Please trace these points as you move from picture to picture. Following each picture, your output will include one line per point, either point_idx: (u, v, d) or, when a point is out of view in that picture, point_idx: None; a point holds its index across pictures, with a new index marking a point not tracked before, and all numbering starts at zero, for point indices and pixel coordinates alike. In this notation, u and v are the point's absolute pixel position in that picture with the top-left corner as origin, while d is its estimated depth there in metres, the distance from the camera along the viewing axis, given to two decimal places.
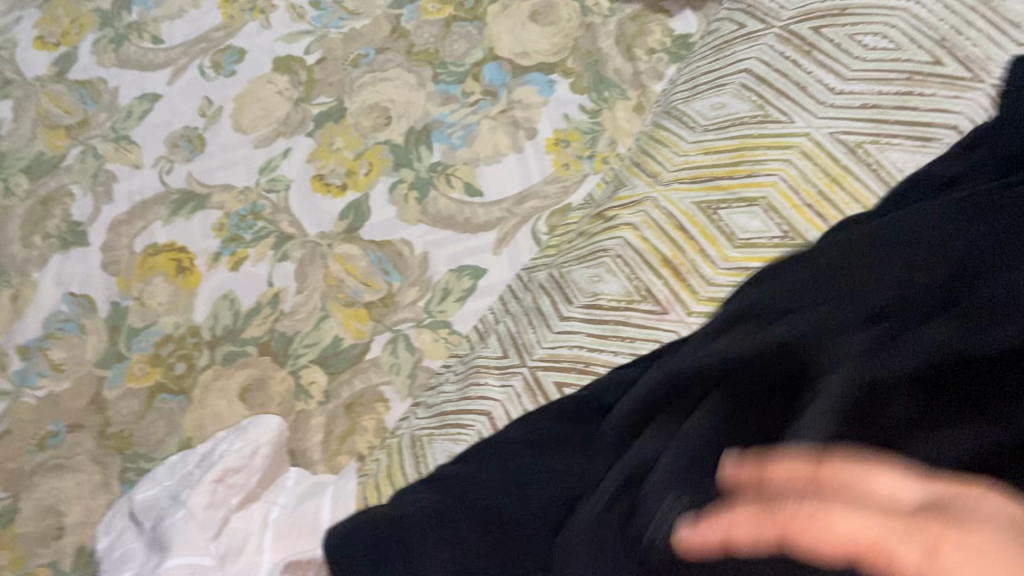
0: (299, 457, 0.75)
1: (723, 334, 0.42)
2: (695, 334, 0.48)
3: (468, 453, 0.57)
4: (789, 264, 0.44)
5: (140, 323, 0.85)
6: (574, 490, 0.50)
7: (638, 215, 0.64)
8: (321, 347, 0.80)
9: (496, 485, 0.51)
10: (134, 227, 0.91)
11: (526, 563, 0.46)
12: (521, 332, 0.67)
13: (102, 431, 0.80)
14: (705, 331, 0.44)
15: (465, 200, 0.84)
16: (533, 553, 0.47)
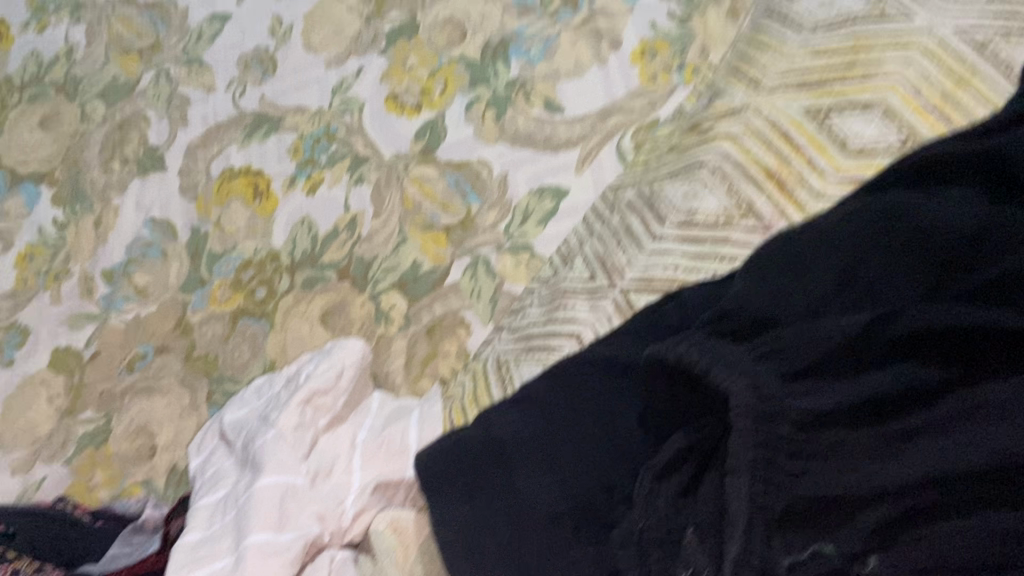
0: (382, 380, 0.75)
1: (772, 296, 0.47)
2: (756, 284, 0.49)
3: (552, 369, 0.55)
4: (845, 235, 0.47)
5: (220, 248, 0.85)
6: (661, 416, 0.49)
7: (738, 124, 0.60)
8: (401, 271, 0.78)
9: (584, 411, 0.51)
10: (210, 150, 0.90)
11: (606, 501, 0.47)
12: (610, 253, 0.64)
13: (188, 353, 0.81)
14: (756, 288, 0.48)
15: (545, 118, 0.80)
16: (615, 489, 0.48)
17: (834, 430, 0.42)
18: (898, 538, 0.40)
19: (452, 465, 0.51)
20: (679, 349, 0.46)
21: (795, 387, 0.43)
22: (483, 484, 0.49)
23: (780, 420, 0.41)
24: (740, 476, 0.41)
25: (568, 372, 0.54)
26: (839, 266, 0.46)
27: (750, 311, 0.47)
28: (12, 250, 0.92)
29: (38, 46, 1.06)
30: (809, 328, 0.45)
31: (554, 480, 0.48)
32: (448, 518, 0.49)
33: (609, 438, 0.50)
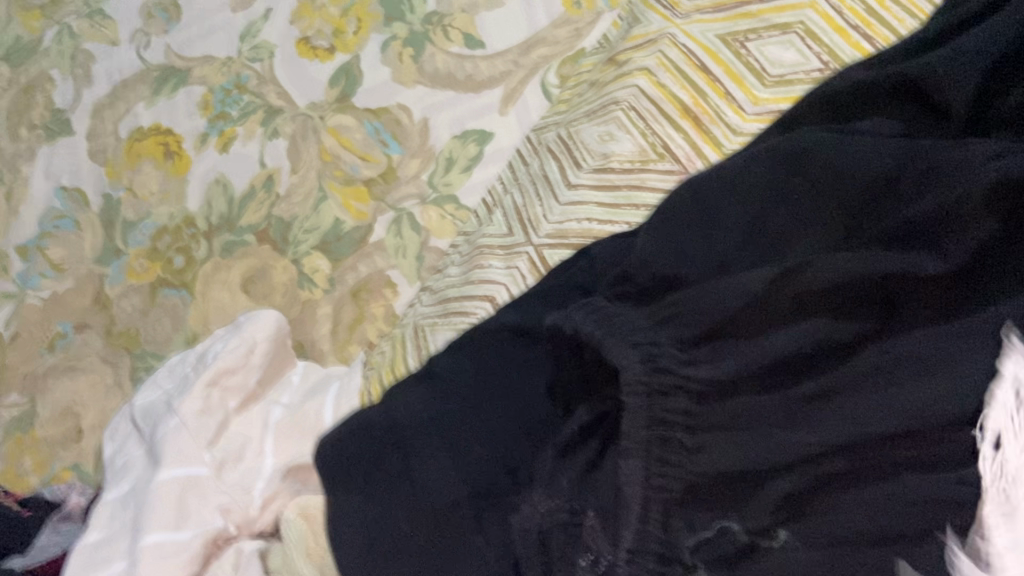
0: (308, 348, 0.71)
1: (672, 247, 0.42)
2: (657, 234, 0.43)
3: (459, 342, 0.51)
4: (753, 174, 0.42)
5: (134, 215, 0.80)
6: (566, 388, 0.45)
7: (652, 56, 0.55)
8: (322, 231, 0.74)
9: (486, 385, 0.47)
10: (118, 109, 0.84)
11: (505, 481, 0.44)
12: (527, 205, 0.60)
13: (108, 329, 0.77)
14: (657, 239, 0.43)
15: (465, 54, 0.74)
16: (517, 467, 0.44)
17: (739, 398, 0.37)
18: (808, 509, 0.36)
19: (353, 451, 0.48)
20: (576, 320, 0.41)
21: (695, 355, 0.39)
22: (381, 470, 0.46)
23: (675, 394, 0.38)
24: (632, 459, 0.37)
25: (476, 340, 0.49)
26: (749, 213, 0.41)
27: (651, 269, 0.42)
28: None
29: None
30: (713, 285, 0.40)
31: (452, 463, 0.45)
32: (345, 510, 0.45)
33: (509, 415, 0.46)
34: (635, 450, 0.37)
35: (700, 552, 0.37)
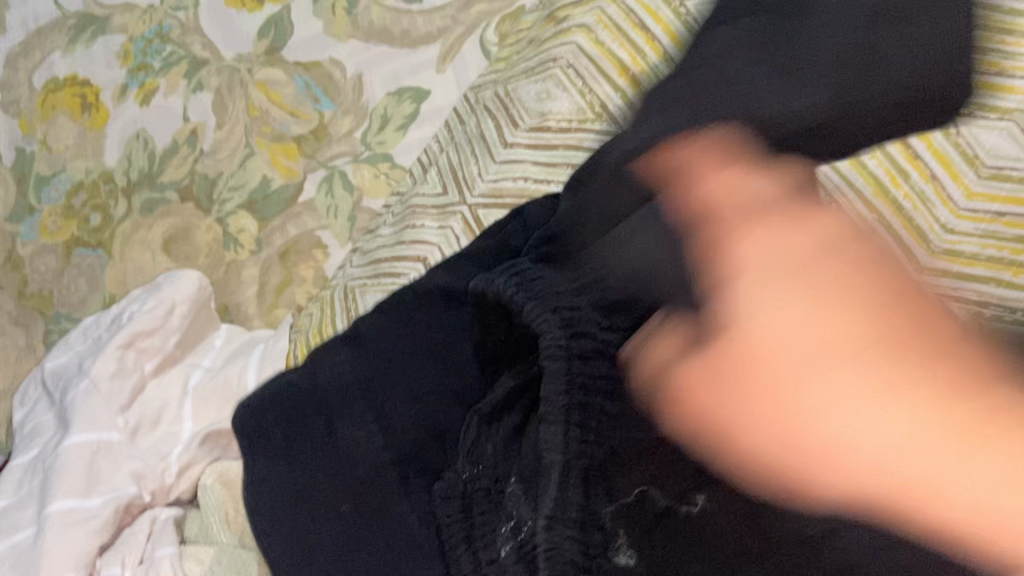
0: (234, 311, 0.68)
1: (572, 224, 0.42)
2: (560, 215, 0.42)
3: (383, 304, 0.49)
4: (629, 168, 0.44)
5: (47, 169, 0.75)
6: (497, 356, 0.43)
7: (593, 11, 0.54)
8: (249, 190, 0.70)
9: (412, 349, 0.45)
10: (30, 58, 0.79)
11: (427, 450, 0.43)
12: (462, 164, 0.58)
13: (20, 290, 0.73)
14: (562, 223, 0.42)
15: (402, 8, 0.70)
16: (443, 437, 0.43)
17: (663, 352, 0.32)
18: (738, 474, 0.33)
19: (272, 416, 0.46)
20: (499, 285, 0.38)
21: (617, 322, 0.35)
22: (304, 435, 0.45)
23: (598, 359, 0.34)
24: (551, 425, 0.32)
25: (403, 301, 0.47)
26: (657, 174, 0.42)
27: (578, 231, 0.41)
28: None
29: None
30: (653, 234, 0.37)
31: (372, 426, 0.44)
32: (271, 480, 0.44)
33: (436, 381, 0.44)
34: (555, 418, 0.32)
35: (622, 521, 0.33)
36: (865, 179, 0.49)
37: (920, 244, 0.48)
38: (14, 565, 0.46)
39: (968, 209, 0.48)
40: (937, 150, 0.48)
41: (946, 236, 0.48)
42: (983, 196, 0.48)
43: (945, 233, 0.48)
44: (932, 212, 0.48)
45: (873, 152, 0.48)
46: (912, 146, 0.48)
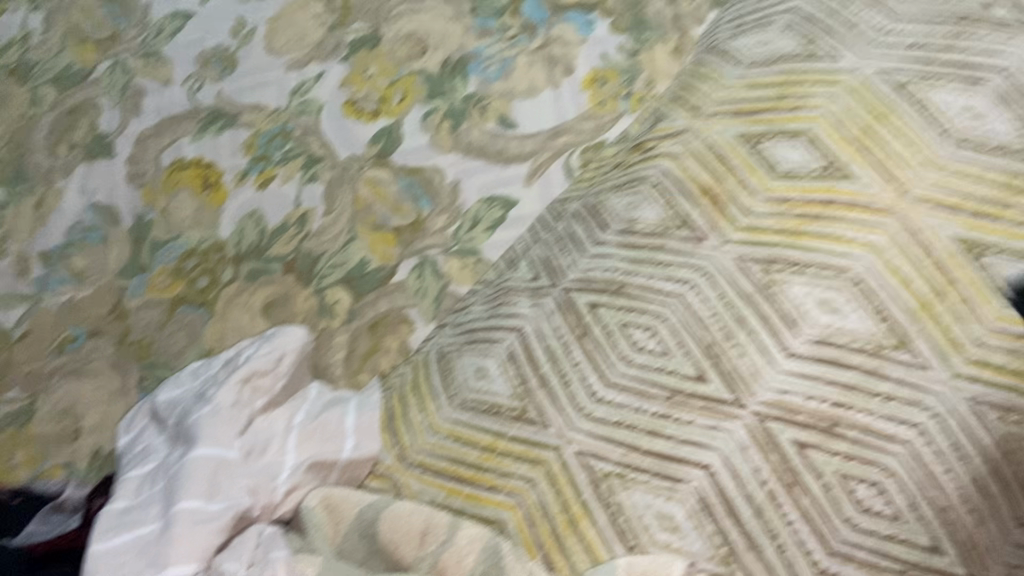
0: (322, 373, 0.75)
1: (882, 443, 0.49)
2: (846, 426, 0.50)
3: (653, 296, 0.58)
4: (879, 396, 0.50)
5: (164, 236, 0.85)
6: (877, 418, 0.50)
7: (678, 145, 0.64)
8: (347, 268, 0.79)
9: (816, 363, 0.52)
10: (162, 140, 0.90)
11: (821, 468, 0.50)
12: (553, 256, 0.66)
13: (122, 338, 0.80)
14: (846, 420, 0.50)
15: (499, 132, 0.83)
16: (848, 493, 0.49)
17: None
18: None
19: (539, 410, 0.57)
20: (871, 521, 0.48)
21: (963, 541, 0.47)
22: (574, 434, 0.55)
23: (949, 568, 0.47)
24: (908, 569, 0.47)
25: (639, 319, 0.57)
26: (876, 285, 0.53)
27: (877, 443, 0.49)
28: (32, 248, 0.87)
29: None
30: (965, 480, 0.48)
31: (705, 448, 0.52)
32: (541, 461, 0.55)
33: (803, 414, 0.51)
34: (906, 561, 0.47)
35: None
36: (909, 298, 0.52)
37: (953, 352, 0.50)
38: (142, 552, 0.51)
39: (996, 329, 0.50)
40: (969, 277, 0.52)
41: (976, 349, 0.50)
42: (1009, 319, 0.50)
43: (975, 347, 0.50)
44: (967, 328, 0.51)
45: (917, 273, 0.52)
46: (947, 271, 0.52)
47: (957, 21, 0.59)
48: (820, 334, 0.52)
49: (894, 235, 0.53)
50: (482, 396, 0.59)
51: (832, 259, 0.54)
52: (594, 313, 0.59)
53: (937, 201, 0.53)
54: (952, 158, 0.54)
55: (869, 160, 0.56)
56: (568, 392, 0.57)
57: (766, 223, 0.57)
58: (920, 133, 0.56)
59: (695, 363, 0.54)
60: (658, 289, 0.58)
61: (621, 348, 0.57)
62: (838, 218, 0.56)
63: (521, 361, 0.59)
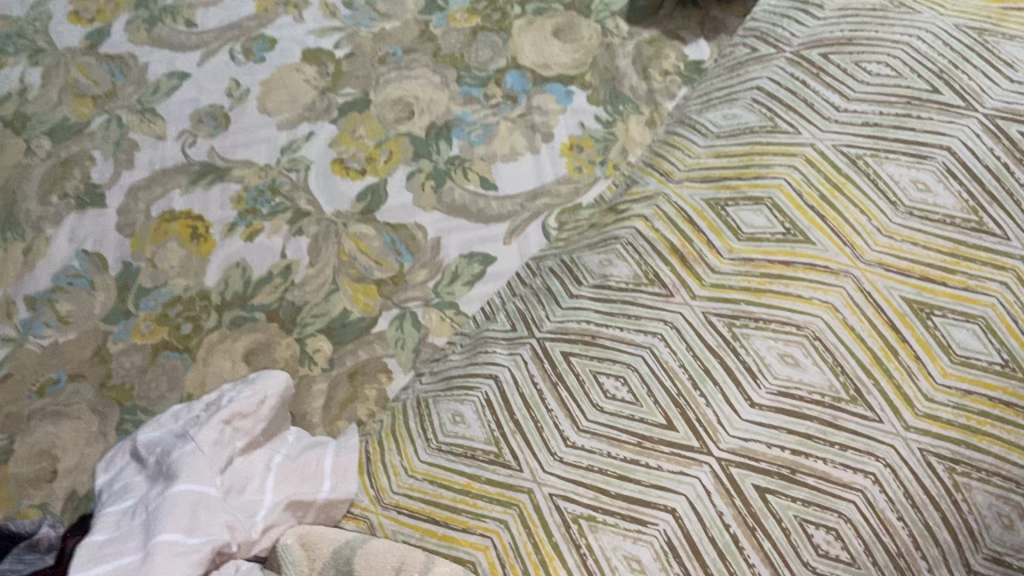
0: (300, 420, 0.76)
1: (843, 491, 0.52)
2: (811, 472, 0.53)
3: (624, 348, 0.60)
4: (840, 447, 0.53)
5: (150, 283, 0.87)
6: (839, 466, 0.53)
7: (650, 208, 0.67)
8: (329, 318, 0.82)
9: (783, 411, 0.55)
10: (153, 192, 0.93)
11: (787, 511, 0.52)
12: (530, 309, 0.68)
13: (103, 382, 0.81)
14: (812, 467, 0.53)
15: (480, 193, 0.87)
16: (808, 535, 0.52)
17: None
18: None
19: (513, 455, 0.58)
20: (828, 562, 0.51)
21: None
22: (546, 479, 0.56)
23: None
24: None
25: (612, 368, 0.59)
26: (838, 342, 0.56)
27: (839, 490, 0.52)
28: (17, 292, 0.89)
29: None
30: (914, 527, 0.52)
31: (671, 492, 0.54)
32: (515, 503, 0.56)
33: (765, 461, 0.53)
34: None
35: None
36: (864, 354, 0.56)
37: (905, 407, 0.54)
38: None
39: (944, 385, 0.55)
40: (919, 336, 0.56)
41: (926, 405, 0.54)
42: (957, 376, 0.55)
43: (926, 402, 0.54)
44: (915, 383, 0.55)
45: (870, 331, 0.56)
46: (899, 330, 0.56)
47: (907, 102, 0.64)
48: (781, 386, 0.55)
49: (848, 294, 0.58)
50: (458, 440, 0.60)
51: (793, 316, 0.58)
52: (568, 362, 0.60)
53: (889, 266, 0.58)
54: (902, 227, 0.59)
55: (827, 227, 0.60)
56: (542, 437, 0.58)
57: (730, 280, 0.60)
58: (872, 202, 0.60)
59: (663, 412, 0.56)
60: (629, 341, 0.60)
61: (592, 397, 0.58)
62: (795, 276, 0.59)
63: (497, 407, 0.61)
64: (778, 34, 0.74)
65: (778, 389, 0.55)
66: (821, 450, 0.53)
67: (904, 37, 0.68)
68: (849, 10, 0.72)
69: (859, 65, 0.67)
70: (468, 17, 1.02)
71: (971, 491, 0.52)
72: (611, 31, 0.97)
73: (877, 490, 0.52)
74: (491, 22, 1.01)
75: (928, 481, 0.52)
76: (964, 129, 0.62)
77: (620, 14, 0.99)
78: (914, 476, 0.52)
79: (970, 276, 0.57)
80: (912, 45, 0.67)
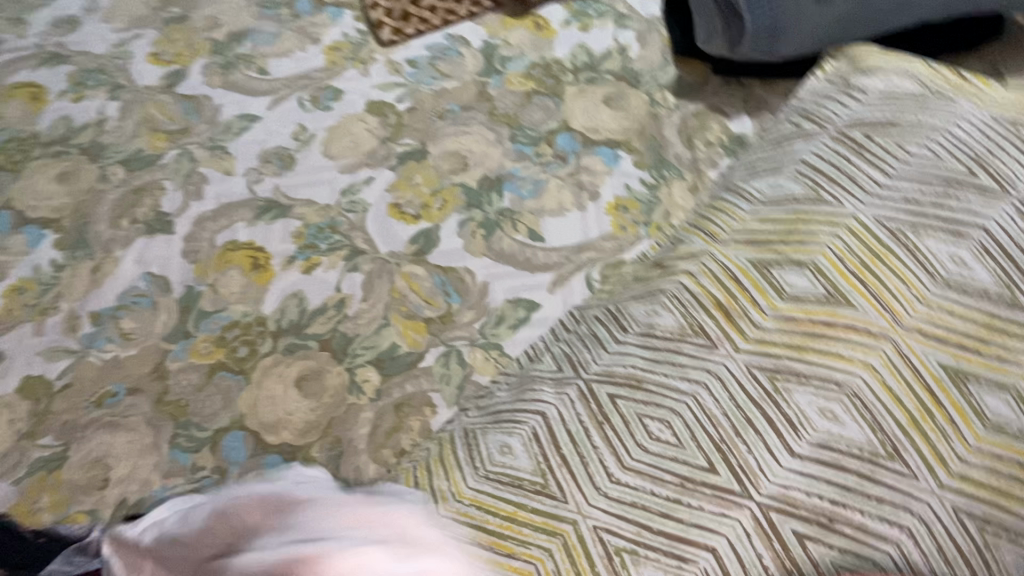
0: (345, 446, 0.80)
1: (879, 542, 0.55)
2: (847, 522, 0.55)
3: (670, 393, 0.63)
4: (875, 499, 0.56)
5: (210, 307, 0.91)
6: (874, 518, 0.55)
7: (696, 265, 0.72)
8: (378, 350, 0.86)
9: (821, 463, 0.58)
10: (218, 223, 0.99)
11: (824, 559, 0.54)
12: (577, 353, 0.72)
13: (160, 397, 0.85)
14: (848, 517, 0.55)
15: (528, 243, 0.92)
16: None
17: None
18: None
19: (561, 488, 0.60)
20: None
21: None
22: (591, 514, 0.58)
23: None
24: None
25: (658, 412, 0.62)
26: (873, 400, 0.59)
27: (874, 541, 0.55)
28: (84, 308, 0.93)
29: (71, 113, 1.15)
30: None
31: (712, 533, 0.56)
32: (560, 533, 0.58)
33: (802, 508, 0.56)
34: None
35: None
36: (901, 414, 0.59)
37: (939, 467, 0.57)
38: None
39: (978, 448, 0.58)
40: (954, 401, 0.59)
41: (959, 465, 0.57)
42: (991, 441, 0.58)
43: (958, 463, 0.57)
44: (949, 443, 0.58)
45: (907, 392, 0.60)
46: (936, 393, 0.60)
47: (945, 182, 0.69)
48: (821, 439, 0.58)
49: (887, 356, 0.61)
50: (505, 471, 0.62)
51: (834, 373, 0.61)
52: (615, 403, 0.64)
53: (927, 332, 0.62)
54: (940, 297, 0.63)
55: (868, 292, 0.64)
56: (587, 471, 0.60)
57: (774, 337, 0.64)
58: (912, 273, 0.64)
59: (706, 456, 0.59)
60: (674, 387, 0.63)
61: (637, 437, 0.61)
62: (839, 335, 0.63)
63: (544, 441, 0.63)
64: (821, 115, 0.80)
65: (815, 441, 0.58)
66: (858, 502, 0.56)
67: (943, 124, 0.73)
68: (890, 97, 0.78)
69: (900, 146, 0.73)
70: (524, 82, 1.09)
71: (1000, 549, 0.55)
72: (658, 103, 1.04)
73: (911, 543, 0.55)
74: (545, 87, 1.08)
75: (959, 539, 0.55)
76: (999, 211, 0.67)
77: (668, 88, 1.06)
78: (947, 533, 0.55)
79: (1005, 350, 0.60)
80: (951, 132, 0.72)
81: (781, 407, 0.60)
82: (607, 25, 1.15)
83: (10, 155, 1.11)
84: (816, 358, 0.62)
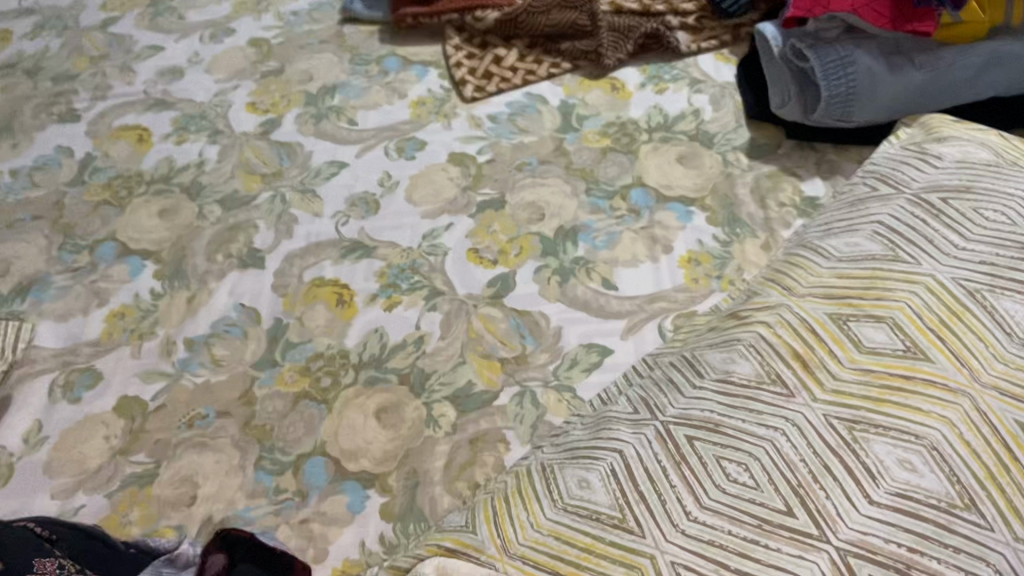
0: (421, 477, 0.83)
1: None
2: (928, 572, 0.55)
3: (747, 437, 0.64)
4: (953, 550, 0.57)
5: (297, 338, 0.96)
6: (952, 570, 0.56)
7: (773, 316, 0.73)
8: (455, 386, 0.90)
9: (899, 513, 0.58)
10: (306, 260, 1.05)
11: None
12: (652, 396, 0.74)
13: (247, 421, 0.90)
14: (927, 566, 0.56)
15: (601, 291, 0.96)
16: None
17: None
18: None
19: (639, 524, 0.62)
20: None
21: None
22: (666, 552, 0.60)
23: None
24: None
25: (736, 455, 0.64)
26: (951, 453, 0.61)
27: None
28: (179, 334, 0.99)
29: (173, 155, 1.24)
30: None
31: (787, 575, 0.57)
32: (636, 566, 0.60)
33: (879, 555, 0.57)
34: None
35: None
36: (980, 468, 0.60)
37: (1017, 521, 0.58)
38: None
39: None
40: None
41: None
42: None
43: None
44: None
45: (986, 447, 0.61)
46: (1014, 449, 0.61)
47: (1023, 246, 0.70)
48: (899, 488, 0.59)
49: (965, 411, 0.62)
50: (584, 503, 0.64)
51: (912, 426, 0.62)
52: (692, 445, 0.65)
53: (1005, 389, 0.63)
54: (1017, 356, 0.65)
55: (946, 348, 0.66)
56: (664, 508, 0.62)
57: (852, 388, 0.65)
58: (988, 332, 0.66)
59: (783, 499, 0.60)
60: (751, 432, 0.65)
61: (715, 478, 0.63)
62: (918, 390, 0.64)
63: (622, 477, 0.65)
64: (896, 178, 0.83)
65: (891, 490, 0.59)
66: (936, 551, 0.56)
67: (1020, 192, 0.75)
68: (967, 164, 0.80)
69: (976, 211, 0.74)
70: (599, 139, 1.14)
71: None
72: (731, 163, 1.07)
73: None
74: (620, 145, 1.12)
75: None
76: None
77: (741, 149, 1.09)
78: None
79: None
80: None
81: (860, 455, 0.61)
82: (681, 88, 1.19)
83: (116, 191, 1.19)
84: (895, 411, 0.63)
